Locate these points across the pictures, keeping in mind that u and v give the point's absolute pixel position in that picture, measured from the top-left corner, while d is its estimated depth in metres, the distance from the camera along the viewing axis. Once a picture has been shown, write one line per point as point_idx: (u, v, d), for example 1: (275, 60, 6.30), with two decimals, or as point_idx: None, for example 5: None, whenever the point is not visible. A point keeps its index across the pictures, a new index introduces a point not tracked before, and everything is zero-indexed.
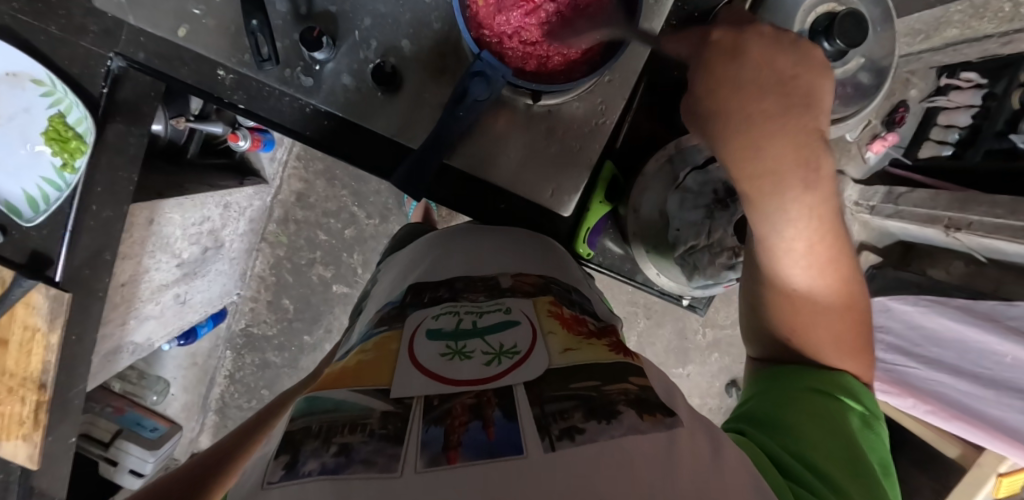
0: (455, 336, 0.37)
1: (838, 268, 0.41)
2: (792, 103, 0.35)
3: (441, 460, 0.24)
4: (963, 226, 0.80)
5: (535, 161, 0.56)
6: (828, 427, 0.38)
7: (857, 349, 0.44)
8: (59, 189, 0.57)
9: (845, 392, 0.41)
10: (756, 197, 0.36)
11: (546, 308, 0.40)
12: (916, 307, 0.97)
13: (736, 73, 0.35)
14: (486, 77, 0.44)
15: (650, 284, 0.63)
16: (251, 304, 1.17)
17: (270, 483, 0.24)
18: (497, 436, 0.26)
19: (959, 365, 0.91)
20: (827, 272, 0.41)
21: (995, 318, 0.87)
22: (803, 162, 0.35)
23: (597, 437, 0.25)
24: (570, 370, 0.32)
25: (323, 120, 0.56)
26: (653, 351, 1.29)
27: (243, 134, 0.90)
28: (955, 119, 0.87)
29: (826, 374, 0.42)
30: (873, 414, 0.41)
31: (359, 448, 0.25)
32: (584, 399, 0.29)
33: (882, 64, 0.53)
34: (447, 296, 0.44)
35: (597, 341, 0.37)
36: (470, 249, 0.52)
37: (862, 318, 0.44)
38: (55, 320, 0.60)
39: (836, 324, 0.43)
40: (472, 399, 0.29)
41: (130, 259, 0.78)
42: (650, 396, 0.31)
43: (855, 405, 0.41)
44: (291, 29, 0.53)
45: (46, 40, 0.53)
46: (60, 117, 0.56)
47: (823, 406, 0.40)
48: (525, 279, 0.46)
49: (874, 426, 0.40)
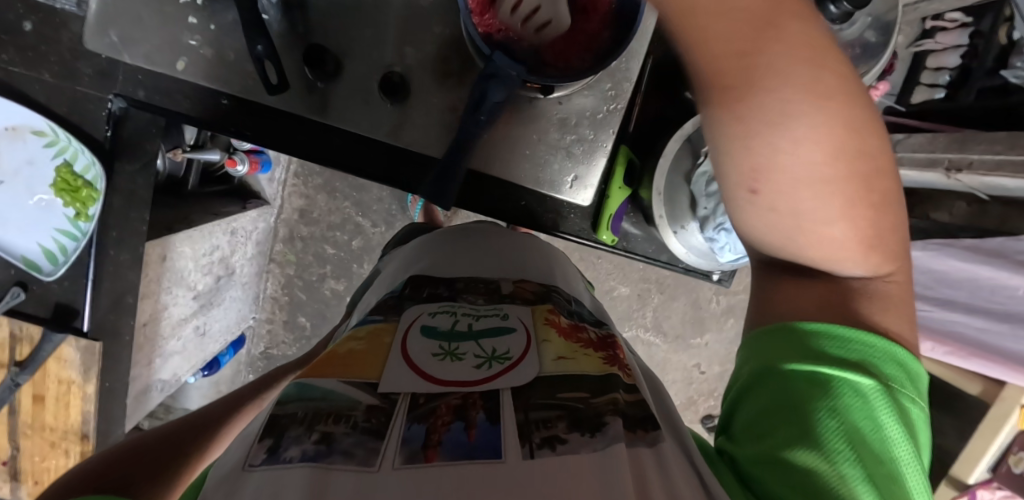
0: (448, 336, 0.37)
1: (857, 148, 0.31)
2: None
3: (419, 458, 0.25)
4: (964, 167, 0.79)
5: (512, 148, 0.56)
6: (807, 420, 0.33)
7: (879, 241, 0.36)
8: (76, 239, 0.56)
9: (831, 364, 0.35)
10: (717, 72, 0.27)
11: (543, 316, 0.40)
12: (924, 252, 1.02)
13: None
14: (501, 79, 0.43)
15: (676, 262, 0.63)
16: (268, 326, 1.17)
17: (253, 466, 0.25)
18: (477, 438, 0.27)
19: (971, 303, 0.94)
20: (845, 160, 0.31)
21: (1004, 254, 0.91)
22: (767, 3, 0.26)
23: (578, 448, 0.27)
24: (560, 378, 0.32)
25: (332, 138, 0.55)
26: (670, 324, 1.30)
27: (240, 157, 0.88)
28: (944, 61, 0.87)
29: (810, 339, 0.37)
30: (885, 384, 0.34)
31: (341, 439, 0.26)
32: (568, 410, 0.30)
33: (886, 19, 0.53)
34: (446, 294, 0.44)
35: (592, 352, 0.37)
36: (467, 250, 0.53)
37: (868, 169, 0.33)
38: (89, 372, 0.60)
39: (858, 225, 0.34)
40: (458, 399, 0.30)
41: (150, 298, 0.78)
42: (636, 410, 0.32)
43: (857, 377, 0.34)
44: (292, 48, 0.52)
45: (41, 89, 0.52)
46: (67, 167, 0.54)
47: (799, 391, 0.34)
48: (526, 286, 0.47)
49: (886, 402, 0.33)
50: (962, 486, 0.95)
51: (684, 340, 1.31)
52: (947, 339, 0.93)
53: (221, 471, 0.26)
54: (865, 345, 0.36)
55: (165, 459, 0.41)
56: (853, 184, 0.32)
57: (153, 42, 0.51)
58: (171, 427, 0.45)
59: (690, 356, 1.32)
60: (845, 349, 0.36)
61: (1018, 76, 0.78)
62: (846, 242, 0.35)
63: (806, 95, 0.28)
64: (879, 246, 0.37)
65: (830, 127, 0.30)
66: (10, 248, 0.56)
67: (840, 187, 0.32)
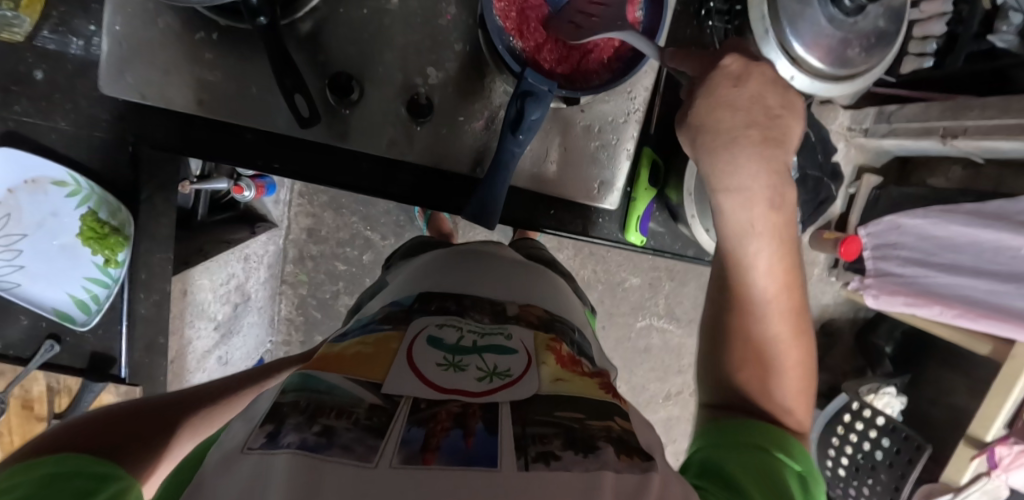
0: (454, 350, 0.37)
1: (796, 328, 0.47)
2: (768, 139, 0.42)
3: (417, 460, 0.25)
4: (960, 133, 0.91)
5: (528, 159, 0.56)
6: (772, 475, 0.36)
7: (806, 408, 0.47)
8: (107, 286, 0.55)
9: (781, 449, 0.39)
10: (733, 225, 0.44)
11: (546, 343, 0.40)
12: (926, 221, 1.03)
13: (722, 119, 0.42)
14: (537, 97, 0.43)
15: (701, 257, 0.64)
16: (285, 348, 1.16)
17: (252, 448, 0.26)
18: (475, 446, 0.27)
19: (978, 266, 0.96)
20: (790, 336, 0.46)
21: (1005, 215, 0.94)
22: (777, 227, 0.44)
23: (571, 466, 0.26)
24: (558, 397, 0.33)
25: (358, 162, 0.55)
26: (683, 310, 1.31)
27: (246, 184, 0.87)
28: (931, 30, 0.91)
29: (767, 430, 0.41)
30: (812, 474, 0.38)
31: (342, 433, 0.26)
32: (563, 428, 0.30)
33: (896, 6, 0.54)
34: (454, 308, 0.45)
35: (589, 378, 0.38)
36: (470, 271, 0.54)
37: (800, 372, 0.47)
38: None
39: (796, 383, 0.46)
40: (458, 408, 0.30)
41: (176, 334, 0.77)
42: (630, 437, 0.32)
43: (791, 461, 0.39)
44: (318, 76, 0.51)
45: (57, 138, 0.51)
46: (92, 215, 0.54)
47: (760, 458, 0.38)
48: (532, 310, 0.47)
49: (815, 487, 0.37)
50: (980, 445, 0.97)
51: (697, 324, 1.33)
52: (951, 303, 0.98)
53: (224, 450, 0.28)
54: (802, 453, 0.40)
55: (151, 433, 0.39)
56: (792, 372, 0.46)
57: (170, 81, 0.50)
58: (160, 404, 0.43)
59: None
60: (786, 441, 0.40)
61: (1005, 40, 0.85)
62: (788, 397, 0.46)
63: (785, 289, 0.46)
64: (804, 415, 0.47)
65: (790, 322, 0.46)
66: (40, 301, 0.55)
67: (788, 371, 0.46)
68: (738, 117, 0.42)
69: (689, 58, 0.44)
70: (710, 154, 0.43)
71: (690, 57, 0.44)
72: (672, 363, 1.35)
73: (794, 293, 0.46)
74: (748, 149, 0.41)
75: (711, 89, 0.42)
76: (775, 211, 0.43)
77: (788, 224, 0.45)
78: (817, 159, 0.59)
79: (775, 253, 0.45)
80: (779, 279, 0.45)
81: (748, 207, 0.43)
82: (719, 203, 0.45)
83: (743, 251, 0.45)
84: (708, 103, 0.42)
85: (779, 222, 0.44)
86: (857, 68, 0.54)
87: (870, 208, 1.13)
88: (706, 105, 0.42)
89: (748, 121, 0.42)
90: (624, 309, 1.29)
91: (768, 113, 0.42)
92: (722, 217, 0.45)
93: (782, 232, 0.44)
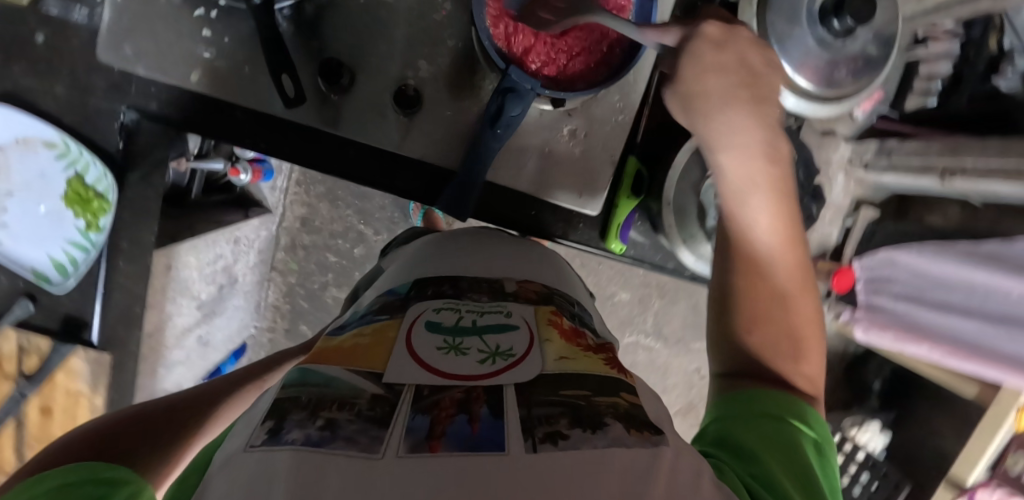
0: (454, 331, 0.38)
1: (799, 279, 0.47)
2: (756, 95, 0.43)
3: (423, 447, 0.25)
4: (959, 171, 0.90)
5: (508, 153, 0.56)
6: (792, 448, 0.37)
7: (816, 362, 0.47)
8: (86, 251, 0.56)
9: (795, 415, 0.41)
10: (733, 183, 0.45)
11: (547, 317, 0.40)
12: (921, 257, 1.00)
13: (712, 74, 0.43)
14: (517, 94, 0.44)
15: (682, 270, 0.64)
16: (269, 335, 1.15)
17: (254, 446, 0.26)
18: (481, 431, 0.27)
19: (969, 307, 1.00)
20: (793, 287, 0.46)
21: (1000, 258, 0.95)
22: (772, 181, 0.44)
23: (580, 445, 0.26)
24: (560, 377, 0.32)
25: (347, 150, 0.55)
26: (671, 329, 1.31)
27: (242, 167, 0.90)
28: None
29: (784, 397, 0.42)
30: (824, 439, 0.40)
31: (344, 425, 0.26)
32: (570, 407, 0.29)
33: (887, 33, 0.55)
34: (451, 292, 0.45)
35: (595, 354, 0.38)
36: (467, 252, 0.53)
37: (809, 325, 0.47)
38: (96, 384, 0.60)
39: (801, 334, 0.46)
40: (462, 394, 0.30)
41: (155, 308, 0.77)
42: (638, 413, 0.31)
43: (806, 428, 0.40)
44: (309, 63, 0.52)
45: (54, 102, 0.52)
46: (78, 179, 0.54)
47: (779, 431, 0.39)
48: (529, 286, 0.47)
49: (825, 452, 0.39)
50: (959, 486, 0.99)
51: (684, 345, 1.32)
52: (941, 341, 1.00)
53: (227, 453, 0.27)
54: (813, 416, 0.42)
55: (160, 434, 0.42)
56: (800, 325, 0.46)
57: (167, 55, 0.51)
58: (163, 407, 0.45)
59: (691, 360, 1.33)
60: (802, 408, 0.41)
61: None
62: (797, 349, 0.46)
63: (788, 240, 0.46)
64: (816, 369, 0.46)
65: (795, 274, 0.46)
66: (21, 260, 0.56)
67: (795, 325, 0.46)
68: (725, 78, 0.43)
69: (665, 31, 0.44)
70: (705, 117, 0.44)
71: (667, 30, 0.44)
72: (657, 382, 1.34)
73: (796, 246, 0.46)
74: (738, 107, 0.43)
75: (695, 55, 0.42)
76: (771, 163, 0.44)
77: (784, 178, 0.45)
78: (798, 180, 0.60)
79: (773, 207, 0.45)
80: (781, 232, 0.45)
81: (747, 162, 0.44)
82: (717, 162, 0.45)
83: (744, 209, 0.45)
84: (696, 68, 0.43)
85: (775, 175, 0.44)
86: (844, 89, 0.54)
87: None
88: (693, 70, 0.42)
89: (734, 81, 0.43)
90: (612, 323, 1.28)
91: (753, 73, 0.44)
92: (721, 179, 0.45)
93: (779, 184, 0.45)
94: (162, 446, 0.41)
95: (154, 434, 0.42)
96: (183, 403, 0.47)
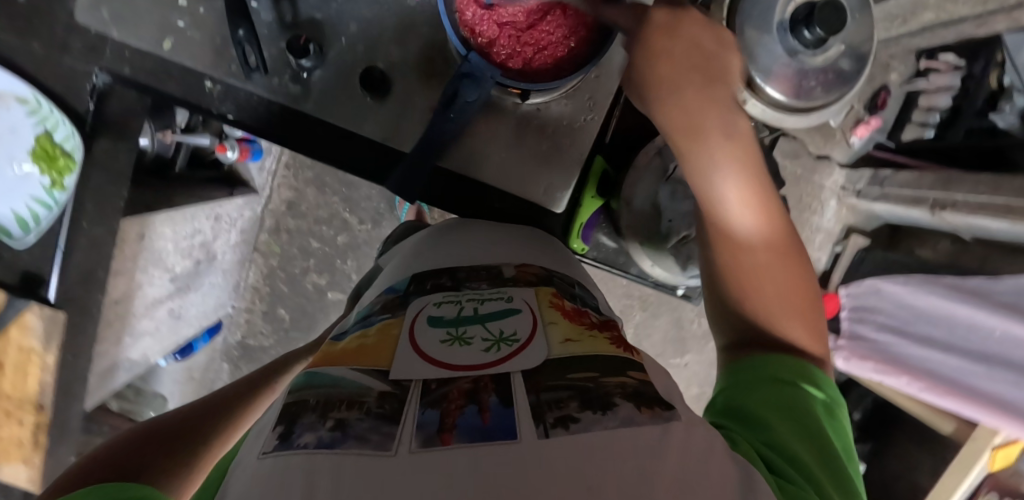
0: (457, 322, 0.38)
1: (781, 245, 0.46)
2: (710, 74, 0.43)
3: (435, 441, 0.24)
4: (948, 205, 0.88)
5: (491, 145, 0.56)
6: (801, 414, 0.38)
7: (812, 327, 0.46)
8: (50, 209, 0.56)
9: (808, 381, 0.41)
10: (694, 165, 0.44)
11: (548, 299, 0.41)
12: (905, 287, 1.00)
13: (666, 54, 0.42)
14: (473, 79, 0.47)
15: (644, 276, 0.66)
16: (246, 316, 1.15)
17: (266, 452, 0.26)
18: (491, 421, 0.26)
19: (951, 342, 0.96)
20: (777, 253, 0.46)
21: (984, 294, 0.91)
22: (739, 157, 0.43)
23: (591, 426, 0.25)
24: (567, 360, 0.32)
25: (316, 128, 0.56)
26: (652, 343, 1.26)
27: (231, 144, 0.90)
28: (935, 102, 0.98)
29: (792, 361, 0.42)
30: (836, 403, 0.41)
31: (355, 425, 0.26)
32: (579, 390, 0.29)
33: (861, 50, 0.55)
34: (450, 284, 0.44)
35: (598, 334, 0.38)
36: (468, 242, 0.52)
37: (808, 290, 0.47)
38: (50, 342, 0.60)
39: (794, 298, 0.46)
40: (469, 384, 0.30)
41: (122, 274, 0.78)
42: (647, 389, 0.31)
43: (816, 391, 0.41)
44: (277, 38, 0.52)
45: (29, 58, 0.53)
46: (45, 136, 0.54)
47: (790, 396, 0.39)
48: (527, 271, 0.47)
49: (837, 414, 0.40)
50: None
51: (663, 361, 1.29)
52: (919, 375, 0.97)
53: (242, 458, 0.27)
54: (823, 381, 0.43)
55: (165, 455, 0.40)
56: (794, 288, 0.46)
57: (143, 21, 0.52)
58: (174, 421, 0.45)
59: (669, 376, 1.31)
60: (813, 373, 0.42)
61: (1006, 121, 0.92)
62: (796, 317, 0.46)
63: (762, 213, 0.45)
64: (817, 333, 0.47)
65: (778, 244, 0.46)
66: None
67: (786, 294, 0.46)
68: (677, 63, 0.42)
69: (620, 12, 0.45)
70: (660, 106, 0.44)
71: (621, 11, 0.45)
72: None
73: (776, 219, 0.46)
74: (690, 89, 0.42)
75: (645, 41, 0.43)
76: (732, 143, 0.43)
77: (751, 151, 0.44)
78: None
79: (743, 182, 0.44)
80: (760, 209, 0.45)
81: (705, 146, 0.43)
82: (679, 148, 0.44)
83: (713, 189, 0.44)
84: (646, 57, 0.43)
85: (739, 153, 0.43)
86: (814, 100, 0.55)
87: (855, 267, 1.11)
88: (644, 55, 0.43)
89: (688, 62, 0.42)
90: None
91: (706, 52, 0.43)
92: (688, 161, 0.44)
93: (746, 158, 0.43)
94: (174, 465, 0.40)
95: (162, 452, 0.41)
96: (191, 418, 0.45)
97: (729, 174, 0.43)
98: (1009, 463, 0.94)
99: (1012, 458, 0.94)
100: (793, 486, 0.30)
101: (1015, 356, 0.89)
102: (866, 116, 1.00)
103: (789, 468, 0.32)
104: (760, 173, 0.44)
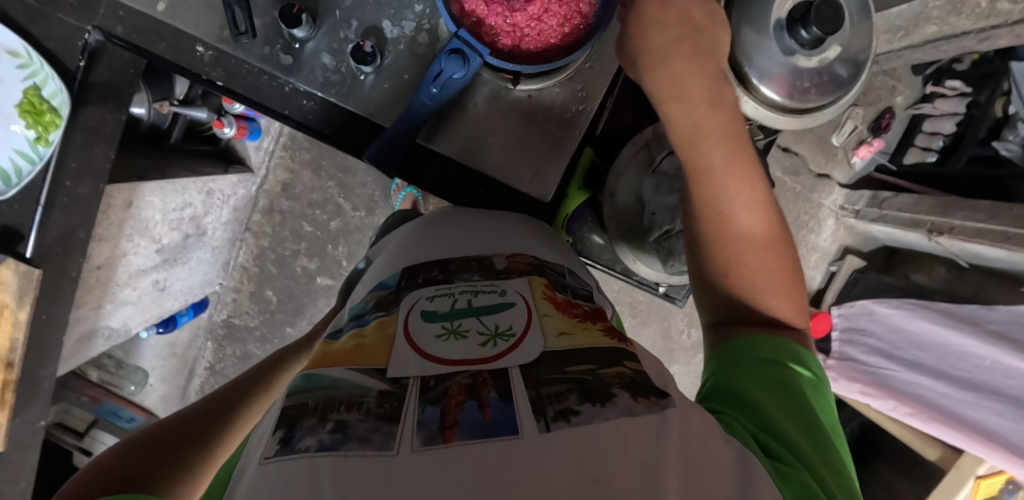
0: (450, 316, 0.37)
1: (766, 211, 0.46)
2: (696, 44, 0.44)
3: (438, 439, 0.24)
4: (946, 230, 0.86)
5: (489, 126, 0.56)
6: (791, 395, 0.38)
7: (786, 294, 0.46)
8: (31, 163, 0.56)
9: (794, 359, 0.42)
10: (678, 125, 0.44)
11: (541, 291, 0.40)
12: (899, 311, 0.97)
13: (658, 18, 0.44)
14: (461, 58, 0.47)
15: (630, 274, 0.67)
16: (233, 295, 1.14)
17: (267, 457, 0.25)
18: (492, 416, 0.26)
19: (939, 368, 0.92)
20: (760, 216, 0.46)
21: (975, 322, 0.87)
22: (723, 120, 0.43)
23: (593, 419, 0.25)
24: (564, 354, 0.31)
25: (302, 101, 0.56)
26: None
27: (228, 121, 0.90)
28: (940, 127, 0.97)
29: (774, 341, 0.42)
30: (820, 379, 0.42)
31: (355, 426, 0.25)
32: (579, 383, 0.28)
33: (860, 58, 0.56)
34: (442, 277, 0.42)
35: (591, 326, 0.37)
36: (461, 228, 0.51)
37: (787, 257, 0.47)
38: (23, 298, 0.57)
39: (768, 265, 0.46)
40: (468, 379, 0.29)
41: (105, 241, 0.80)
42: (643, 380, 0.30)
43: (802, 369, 0.41)
44: (272, 7, 0.53)
45: (23, 11, 0.53)
46: (35, 90, 0.55)
47: (780, 377, 0.40)
48: (519, 260, 0.45)
49: (823, 391, 0.41)
50: None
51: None
52: (907, 400, 0.93)
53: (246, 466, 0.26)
54: (809, 360, 0.43)
55: (165, 459, 0.39)
56: (770, 255, 0.46)
57: None
58: (179, 423, 0.44)
59: None
60: (793, 348, 0.42)
61: (1008, 149, 0.89)
62: (767, 282, 0.46)
63: (746, 177, 0.44)
64: (789, 301, 0.46)
65: (761, 210, 0.46)
66: None
67: (759, 260, 0.46)
68: (669, 34, 0.44)
69: None
70: (651, 73, 0.44)
71: None
72: None
73: (759, 186, 0.45)
74: (678, 58, 0.43)
75: (640, 10, 0.44)
76: (714, 108, 0.43)
77: (735, 117, 0.44)
78: None
79: (725, 144, 0.43)
80: (740, 175, 0.44)
81: (687, 111, 0.43)
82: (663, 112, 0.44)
83: (694, 151, 0.44)
84: (640, 24, 0.44)
85: (722, 119, 0.43)
86: (808, 103, 0.57)
87: (847, 289, 1.09)
88: (639, 26, 0.44)
89: (678, 35, 0.44)
90: None
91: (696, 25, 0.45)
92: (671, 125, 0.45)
93: (729, 122, 0.44)
94: (174, 465, 0.39)
95: (162, 454, 0.40)
96: (190, 421, 0.44)
97: (711, 135, 0.43)
98: (994, 493, 0.92)
99: (996, 490, 0.92)
100: (787, 467, 0.31)
101: (1004, 386, 0.83)
102: (868, 137, 1.00)
103: (783, 451, 0.33)
104: (744, 138, 0.44)
